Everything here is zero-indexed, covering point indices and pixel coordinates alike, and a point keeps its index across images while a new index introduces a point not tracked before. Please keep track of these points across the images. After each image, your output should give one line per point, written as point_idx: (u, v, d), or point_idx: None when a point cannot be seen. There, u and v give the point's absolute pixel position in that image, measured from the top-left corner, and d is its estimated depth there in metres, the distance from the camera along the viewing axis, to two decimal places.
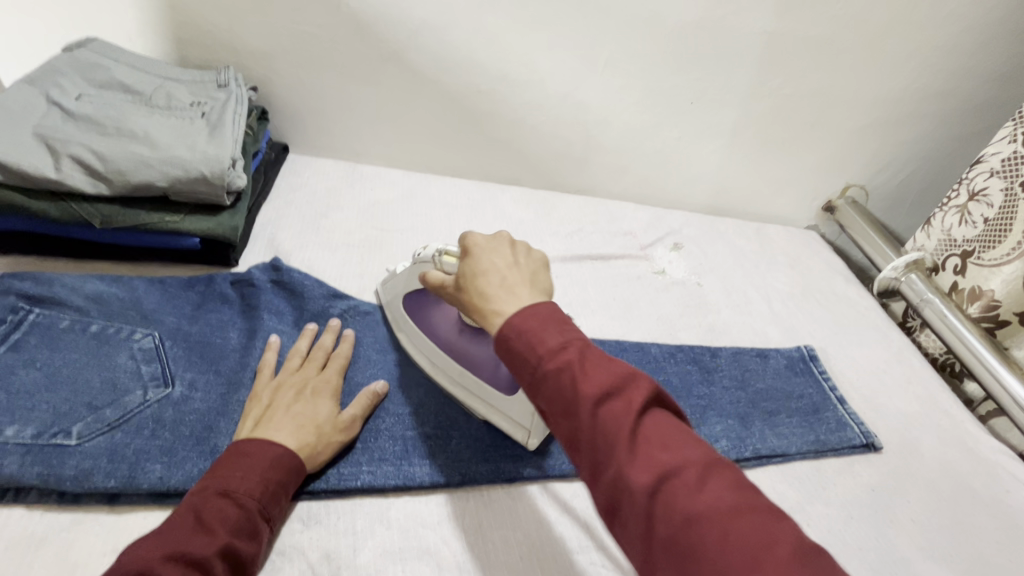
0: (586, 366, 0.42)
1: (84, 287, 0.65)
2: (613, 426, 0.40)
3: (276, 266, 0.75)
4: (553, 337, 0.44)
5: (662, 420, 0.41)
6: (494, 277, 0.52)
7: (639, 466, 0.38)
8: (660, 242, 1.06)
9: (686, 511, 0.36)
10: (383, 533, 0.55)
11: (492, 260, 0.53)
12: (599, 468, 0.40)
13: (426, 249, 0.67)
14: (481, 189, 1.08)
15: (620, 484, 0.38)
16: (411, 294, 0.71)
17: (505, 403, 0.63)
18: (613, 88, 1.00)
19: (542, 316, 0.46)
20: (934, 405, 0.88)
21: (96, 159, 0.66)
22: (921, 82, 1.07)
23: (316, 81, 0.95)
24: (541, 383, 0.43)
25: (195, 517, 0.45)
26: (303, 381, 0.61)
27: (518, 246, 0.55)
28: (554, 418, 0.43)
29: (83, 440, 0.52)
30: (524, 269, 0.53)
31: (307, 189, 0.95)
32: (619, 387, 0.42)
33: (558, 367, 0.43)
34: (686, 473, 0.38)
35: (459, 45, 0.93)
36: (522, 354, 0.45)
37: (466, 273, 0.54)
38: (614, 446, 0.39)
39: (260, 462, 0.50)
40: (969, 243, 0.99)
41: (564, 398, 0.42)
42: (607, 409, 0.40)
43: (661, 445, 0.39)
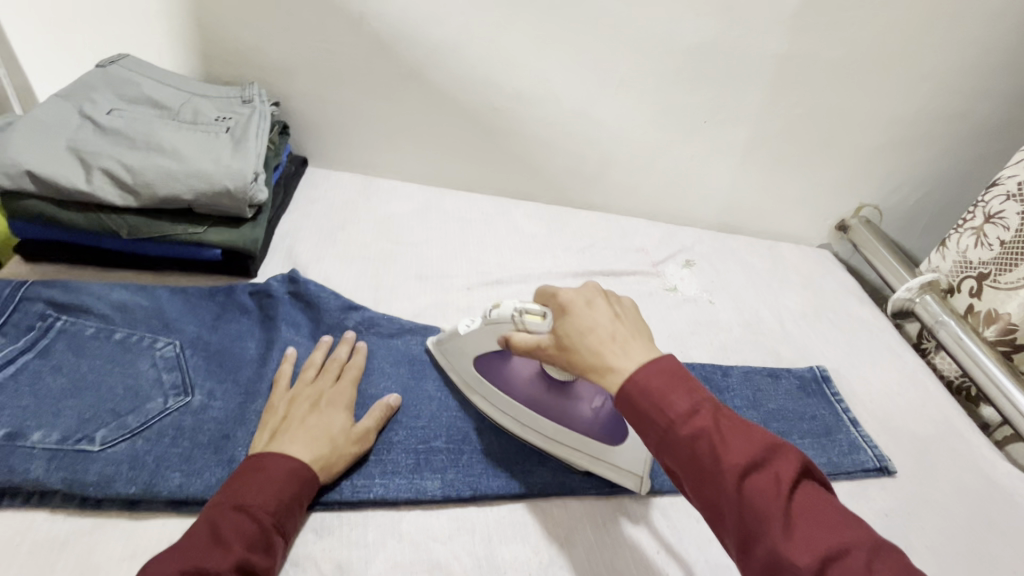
0: (725, 436, 0.46)
1: (110, 296, 0.67)
2: (763, 498, 0.43)
3: (293, 278, 0.76)
4: (684, 403, 0.48)
5: (812, 493, 0.44)
6: (603, 332, 0.54)
7: (797, 543, 0.40)
8: (671, 259, 1.07)
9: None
10: (394, 546, 0.55)
11: (596, 318, 0.55)
12: (752, 541, 0.42)
13: (498, 307, 0.61)
14: (495, 204, 1.09)
15: (776, 560, 0.41)
16: (480, 353, 0.66)
17: (614, 454, 0.62)
18: (626, 106, 1.02)
19: (673, 378, 0.49)
20: (949, 429, 0.87)
21: (125, 172, 0.68)
22: (935, 103, 1.07)
23: (336, 98, 0.97)
24: (678, 450, 0.47)
25: (212, 532, 0.46)
26: (318, 393, 0.61)
27: (610, 298, 0.58)
28: (697, 486, 0.46)
29: (106, 446, 0.54)
30: (625, 322, 0.55)
31: (325, 202, 0.97)
32: (763, 458, 0.44)
33: (695, 434, 0.46)
34: (849, 554, 0.39)
35: (476, 64, 0.95)
36: (653, 418, 0.48)
37: (570, 330, 0.55)
38: (767, 521, 0.42)
39: (275, 476, 0.51)
40: (984, 266, 0.99)
41: (707, 468, 0.45)
42: (754, 482, 0.43)
43: (817, 521, 0.41)
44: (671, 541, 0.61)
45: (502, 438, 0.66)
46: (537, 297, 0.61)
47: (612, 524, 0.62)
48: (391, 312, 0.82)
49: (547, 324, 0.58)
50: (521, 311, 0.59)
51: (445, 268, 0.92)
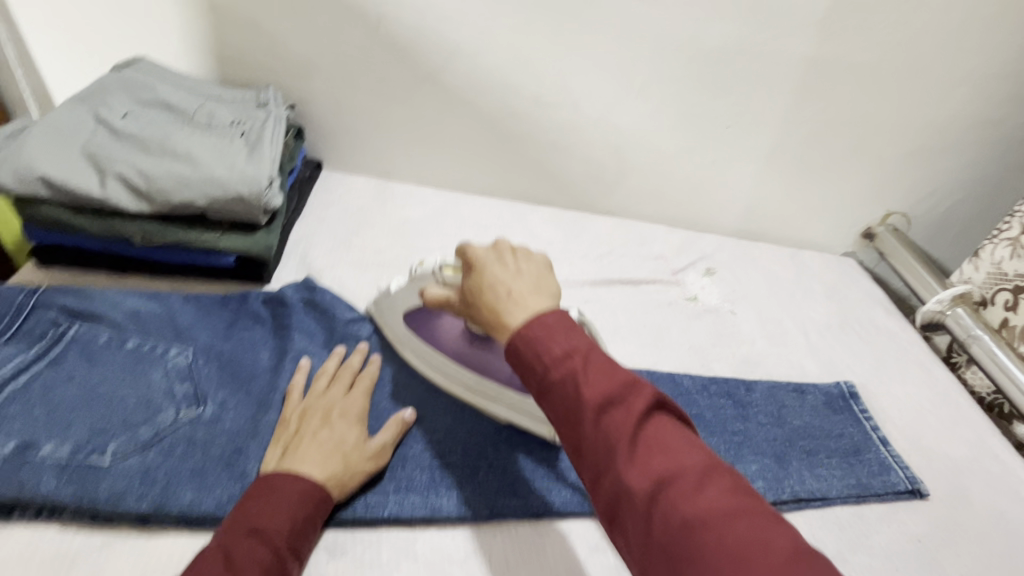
0: (589, 374, 0.45)
1: (123, 304, 0.66)
2: (614, 434, 0.42)
3: (309, 286, 0.75)
4: (558, 344, 0.47)
5: (665, 425, 0.43)
6: (502, 288, 0.53)
7: (639, 471, 0.41)
8: (692, 267, 1.04)
9: (684, 515, 0.38)
10: (408, 568, 0.54)
11: (498, 274, 0.55)
12: (602, 473, 0.43)
13: (423, 264, 0.66)
14: (511, 209, 1.07)
15: (621, 489, 0.41)
16: (411, 310, 0.70)
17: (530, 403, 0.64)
18: (648, 111, 0.99)
19: (549, 324, 0.48)
20: (983, 449, 0.83)
21: (140, 178, 0.67)
22: (970, 108, 1.03)
23: (352, 101, 0.96)
24: (549, 393, 0.46)
25: (223, 557, 0.44)
26: (330, 406, 0.60)
27: (519, 254, 0.57)
28: (560, 424, 0.46)
29: (117, 460, 0.52)
30: (528, 278, 0.55)
31: (339, 207, 0.96)
32: (623, 394, 0.44)
33: (563, 375, 0.46)
34: (685, 479, 0.40)
35: (495, 68, 0.93)
36: (528, 361, 0.48)
37: (472, 286, 0.55)
38: (615, 453, 0.42)
39: (289, 498, 0.50)
40: (1022, 278, 0.95)
41: (568, 405, 0.45)
42: (610, 417, 0.43)
43: (659, 451, 0.42)
44: None
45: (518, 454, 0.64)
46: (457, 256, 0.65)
47: None
48: None
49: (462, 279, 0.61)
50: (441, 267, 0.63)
51: None
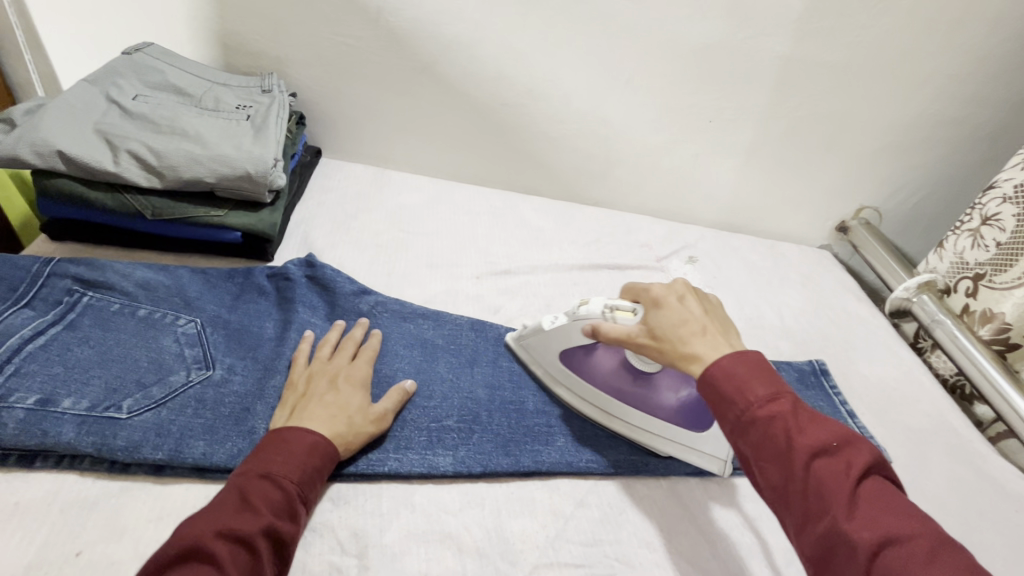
0: (800, 421, 0.49)
1: (133, 274, 0.69)
2: (830, 479, 0.45)
3: (310, 262, 0.78)
4: (763, 388, 0.51)
5: (880, 486, 0.45)
6: (694, 327, 0.58)
7: (860, 524, 0.42)
8: (675, 255, 1.09)
9: (913, 574, 0.39)
10: (408, 516, 0.58)
11: (688, 312, 0.59)
12: (812, 517, 0.45)
13: (587, 304, 0.67)
14: (503, 198, 1.11)
15: (836, 535, 0.43)
16: (567, 346, 0.71)
17: (700, 440, 0.66)
18: (634, 104, 1.04)
19: (753, 365, 0.53)
20: (943, 423, 0.89)
21: (151, 155, 0.70)
22: (936, 108, 1.10)
23: (352, 90, 1.00)
24: (752, 428, 0.50)
25: (241, 497, 0.48)
26: (336, 372, 0.63)
27: (698, 295, 0.62)
28: (762, 462, 0.49)
29: (133, 414, 0.56)
30: (711, 318, 0.60)
31: (339, 192, 1.00)
32: (837, 446, 0.47)
33: (770, 415, 0.49)
34: (912, 542, 0.41)
35: (489, 61, 0.98)
36: (732, 399, 0.52)
37: (660, 323, 0.60)
38: (830, 499, 0.44)
39: (300, 449, 0.53)
40: (981, 267, 1.01)
41: (776, 446, 0.48)
42: (825, 464, 0.46)
43: (880, 508, 0.43)
44: (675, 518, 0.63)
45: (511, 418, 0.69)
46: (623, 296, 0.66)
47: (617, 502, 0.64)
48: (403, 297, 0.84)
49: (636, 319, 0.63)
50: (611, 308, 0.64)
51: (455, 258, 0.94)
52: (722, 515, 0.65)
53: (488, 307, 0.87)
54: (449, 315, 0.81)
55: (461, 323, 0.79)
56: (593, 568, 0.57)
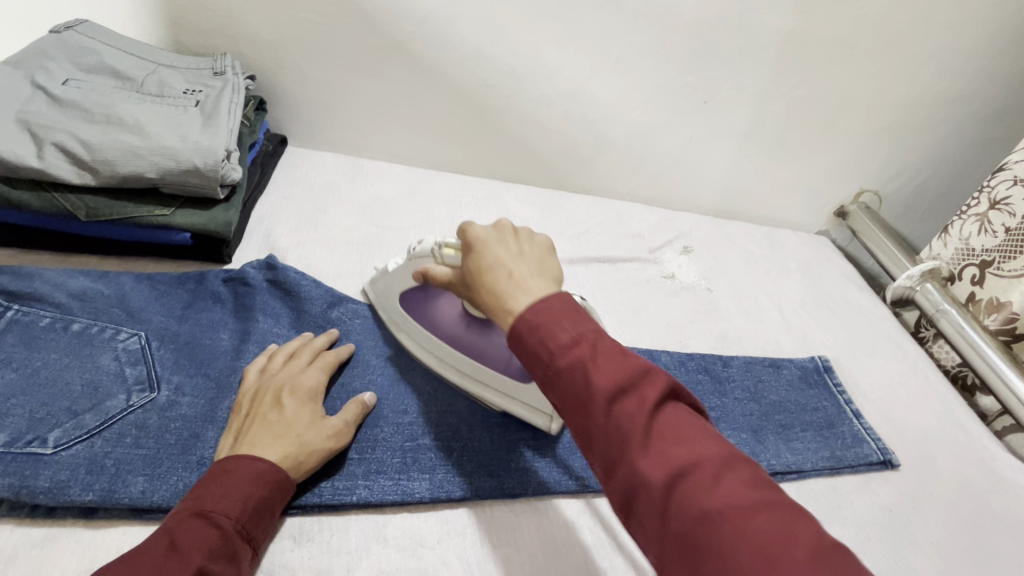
0: (598, 359, 0.41)
1: (67, 283, 0.61)
2: (628, 422, 0.39)
3: (271, 264, 0.71)
4: (563, 327, 0.43)
5: (677, 411, 0.40)
6: (505, 274, 0.48)
7: (653, 461, 0.37)
8: (669, 246, 1.03)
9: (702, 508, 0.35)
10: (380, 552, 0.52)
11: (502, 254, 0.50)
12: (612, 463, 0.39)
13: (421, 243, 0.61)
14: (486, 187, 1.04)
15: (634, 479, 0.38)
16: (406, 288, 0.66)
17: (528, 393, 0.62)
18: (625, 84, 0.97)
19: (558, 307, 0.44)
20: (950, 420, 0.85)
21: (82, 148, 0.62)
22: (944, 85, 1.03)
23: (318, 72, 0.91)
24: (554, 379, 0.42)
25: (168, 540, 0.42)
26: (282, 380, 0.57)
27: (523, 233, 0.52)
28: (567, 409, 0.42)
29: (60, 449, 0.49)
30: (530, 260, 0.50)
31: (307, 183, 0.92)
32: (633, 377, 0.40)
33: (571, 363, 0.41)
34: (702, 468, 0.36)
35: (468, 40, 0.90)
36: (532, 344, 0.44)
37: (471, 267, 0.51)
38: (627, 441, 0.38)
39: (242, 478, 0.47)
40: (988, 253, 0.96)
41: (578, 392, 0.41)
42: (623, 408, 0.39)
43: (675, 438, 0.38)
44: None
45: (494, 434, 0.63)
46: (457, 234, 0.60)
47: (612, 524, 0.59)
48: None
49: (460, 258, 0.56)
50: (438, 248, 0.58)
51: None
52: None
53: None
54: None
55: None
56: None
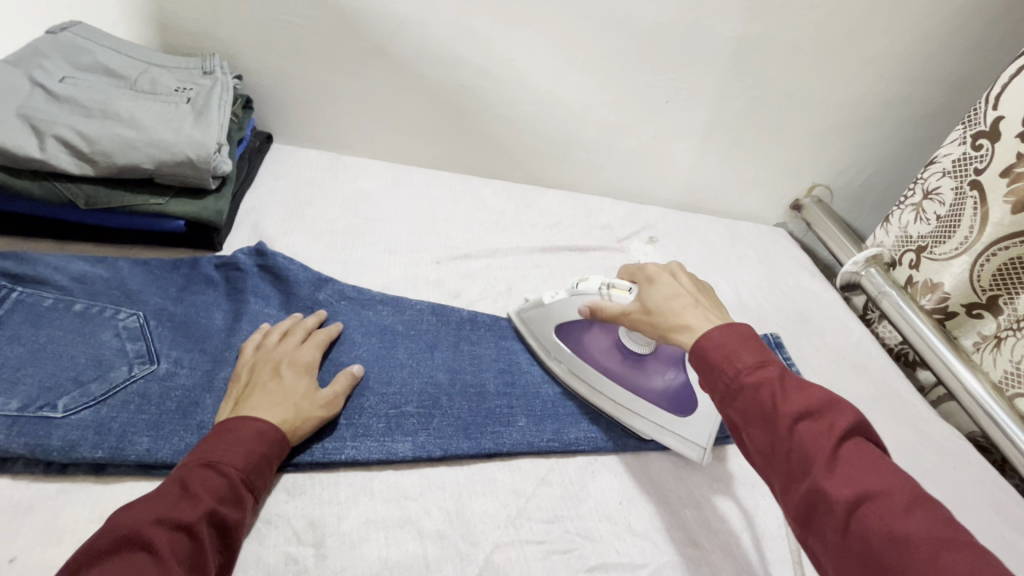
0: (786, 387, 0.48)
1: (68, 267, 0.65)
2: (812, 441, 0.44)
3: (261, 250, 0.76)
4: (750, 356, 0.51)
5: (863, 445, 0.44)
6: (688, 304, 0.59)
7: (839, 482, 0.42)
8: (636, 236, 1.11)
9: (889, 531, 0.39)
10: (367, 504, 0.57)
11: (678, 288, 0.61)
12: (794, 478, 0.44)
13: (585, 281, 0.70)
14: (464, 182, 1.10)
15: (816, 493, 0.42)
16: (561, 320, 0.73)
17: (686, 425, 0.67)
18: (591, 85, 1.04)
19: (742, 337, 0.52)
20: (888, 389, 0.93)
21: (82, 140, 0.66)
22: (882, 87, 1.13)
23: (302, 72, 0.96)
24: (739, 396, 0.49)
25: (180, 487, 0.46)
26: (281, 357, 0.62)
27: (691, 277, 0.64)
28: (750, 426, 0.48)
29: (69, 413, 0.53)
30: (696, 294, 0.61)
31: (292, 178, 0.97)
32: (821, 409, 0.46)
33: (757, 382, 0.49)
34: (890, 498, 0.40)
35: (443, 43, 0.96)
36: (720, 368, 0.52)
37: (652, 298, 0.61)
38: (810, 459, 0.44)
39: (245, 436, 0.52)
40: (923, 239, 1.05)
41: (763, 411, 0.47)
42: (807, 429, 0.45)
43: (862, 466, 0.43)
44: (634, 492, 0.65)
45: (472, 401, 0.68)
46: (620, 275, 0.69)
47: (579, 479, 0.65)
48: (362, 284, 0.83)
49: (632, 296, 0.65)
50: (608, 286, 0.67)
51: (415, 242, 0.93)
52: (680, 483, 0.67)
53: (448, 291, 0.86)
54: (410, 300, 0.80)
55: (421, 308, 0.79)
56: (551, 545, 0.58)
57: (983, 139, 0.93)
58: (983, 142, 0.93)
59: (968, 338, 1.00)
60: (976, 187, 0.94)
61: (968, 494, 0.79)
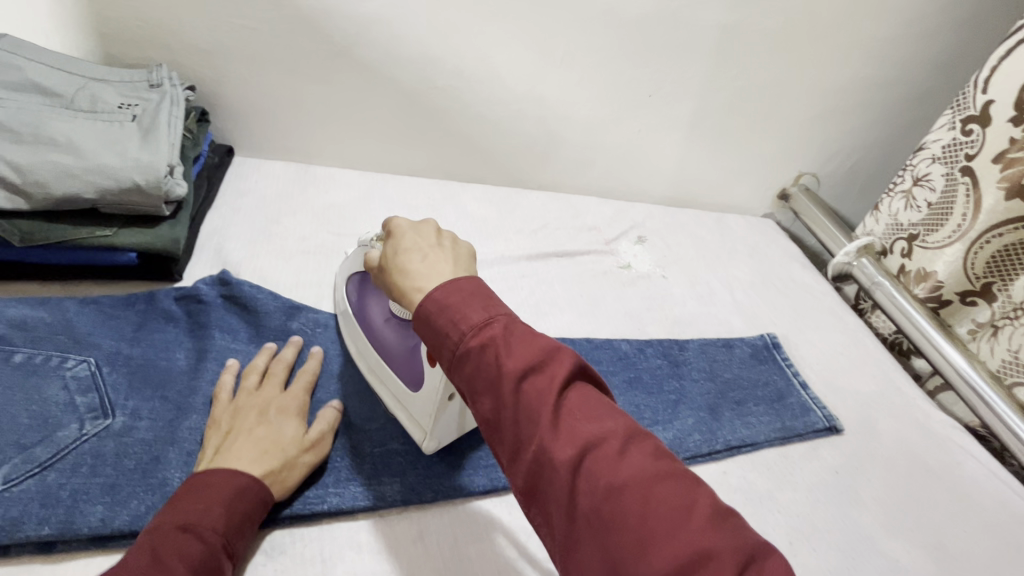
0: (510, 343, 0.42)
1: (5, 312, 0.58)
2: (536, 398, 0.40)
3: (224, 279, 0.69)
4: (474, 313, 0.44)
5: (584, 391, 0.42)
6: (418, 258, 0.51)
7: (562, 439, 0.39)
8: (624, 236, 1.07)
9: (607, 481, 0.37)
10: (354, 558, 0.53)
11: (415, 242, 0.52)
12: (522, 443, 0.40)
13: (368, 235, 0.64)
14: (443, 188, 1.05)
15: (543, 457, 0.39)
16: (357, 271, 0.70)
17: (414, 404, 0.60)
18: (571, 81, 0.99)
19: (469, 292, 0.45)
20: (887, 383, 0.91)
21: (12, 171, 0.59)
22: (868, 71, 1.10)
23: (262, 80, 0.90)
24: (465, 361, 0.43)
25: (152, 555, 0.41)
26: (266, 402, 0.57)
27: (445, 232, 0.55)
28: (477, 393, 0.43)
29: (9, 485, 0.47)
30: (442, 251, 0.52)
31: (257, 195, 0.90)
32: (544, 360, 0.42)
33: (483, 345, 0.42)
34: (606, 443, 0.38)
35: (413, 43, 0.90)
36: (445, 330, 0.44)
37: (390, 248, 0.53)
38: (536, 419, 0.40)
39: (223, 493, 0.47)
40: (914, 227, 1.02)
41: (489, 375, 0.42)
42: (530, 384, 0.41)
43: (580, 413, 0.40)
44: None
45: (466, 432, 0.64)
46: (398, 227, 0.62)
47: None
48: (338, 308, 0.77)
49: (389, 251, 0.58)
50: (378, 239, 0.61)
51: None
52: None
53: None
54: None
55: None
56: None
57: (973, 124, 0.90)
58: (972, 127, 0.91)
59: (962, 326, 0.98)
60: (967, 173, 0.91)
61: (975, 490, 0.77)
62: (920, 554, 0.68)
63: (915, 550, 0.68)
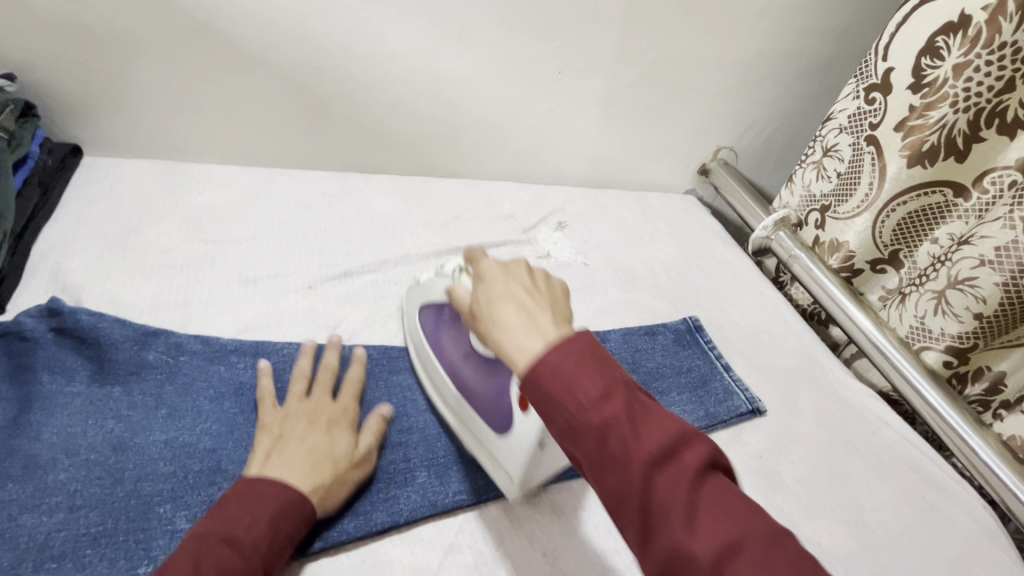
0: (635, 421, 0.38)
1: None
2: (671, 488, 0.36)
3: (54, 309, 0.58)
4: (593, 383, 0.39)
5: (722, 486, 0.37)
6: (513, 309, 0.45)
7: (702, 537, 0.34)
8: (543, 223, 1.01)
9: None
10: None
11: (509, 288, 0.47)
12: (654, 533, 0.36)
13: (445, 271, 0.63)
14: (341, 181, 0.94)
15: (679, 556, 0.35)
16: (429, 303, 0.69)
17: (499, 446, 0.60)
18: (474, 57, 0.91)
19: (583, 357, 0.41)
20: (807, 357, 0.91)
21: None
22: (776, 41, 1.08)
23: (101, 64, 0.76)
24: (583, 436, 0.39)
25: (195, 564, 0.41)
26: (317, 412, 0.58)
27: (536, 272, 0.49)
28: (600, 474, 0.39)
29: None
30: (538, 300, 0.46)
31: (110, 201, 0.78)
32: (674, 446, 0.38)
33: (603, 422, 0.38)
34: (753, 547, 0.34)
35: (285, 16, 0.79)
36: (559, 399, 0.40)
37: (479, 297, 0.48)
38: (671, 515, 0.35)
39: (269, 510, 0.47)
40: (825, 198, 1.02)
41: (614, 458, 0.38)
42: (664, 475, 0.36)
43: (722, 513, 0.35)
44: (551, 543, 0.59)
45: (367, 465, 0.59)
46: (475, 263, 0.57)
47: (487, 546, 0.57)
48: (210, 330, 0.67)
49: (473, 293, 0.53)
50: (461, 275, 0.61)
51: (281, 265, 0.77)
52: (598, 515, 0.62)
53: (325, 322, 0.73)
54: (273, 343, 0.66)
55: (290, 351, 0.66)
56: None
57: (876, 92, 0.90)
58: (875, 95, 0.90)
59: (874, 294, 1.01)
60: (872, 143, 0.91)
61: (890, 458, 0.78)
62: (840, 532, 0.68)
63: (835, 528, 0.68)
